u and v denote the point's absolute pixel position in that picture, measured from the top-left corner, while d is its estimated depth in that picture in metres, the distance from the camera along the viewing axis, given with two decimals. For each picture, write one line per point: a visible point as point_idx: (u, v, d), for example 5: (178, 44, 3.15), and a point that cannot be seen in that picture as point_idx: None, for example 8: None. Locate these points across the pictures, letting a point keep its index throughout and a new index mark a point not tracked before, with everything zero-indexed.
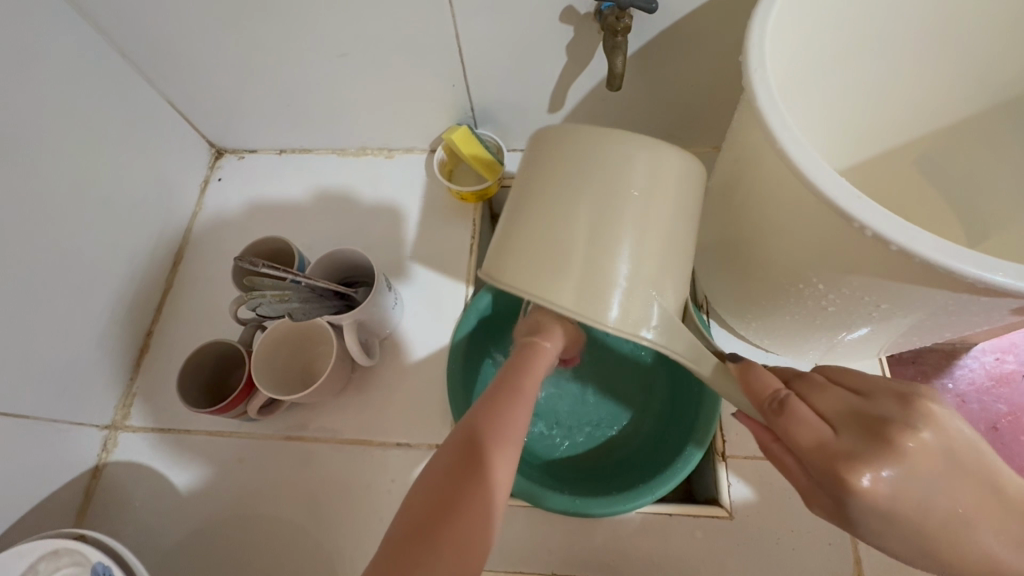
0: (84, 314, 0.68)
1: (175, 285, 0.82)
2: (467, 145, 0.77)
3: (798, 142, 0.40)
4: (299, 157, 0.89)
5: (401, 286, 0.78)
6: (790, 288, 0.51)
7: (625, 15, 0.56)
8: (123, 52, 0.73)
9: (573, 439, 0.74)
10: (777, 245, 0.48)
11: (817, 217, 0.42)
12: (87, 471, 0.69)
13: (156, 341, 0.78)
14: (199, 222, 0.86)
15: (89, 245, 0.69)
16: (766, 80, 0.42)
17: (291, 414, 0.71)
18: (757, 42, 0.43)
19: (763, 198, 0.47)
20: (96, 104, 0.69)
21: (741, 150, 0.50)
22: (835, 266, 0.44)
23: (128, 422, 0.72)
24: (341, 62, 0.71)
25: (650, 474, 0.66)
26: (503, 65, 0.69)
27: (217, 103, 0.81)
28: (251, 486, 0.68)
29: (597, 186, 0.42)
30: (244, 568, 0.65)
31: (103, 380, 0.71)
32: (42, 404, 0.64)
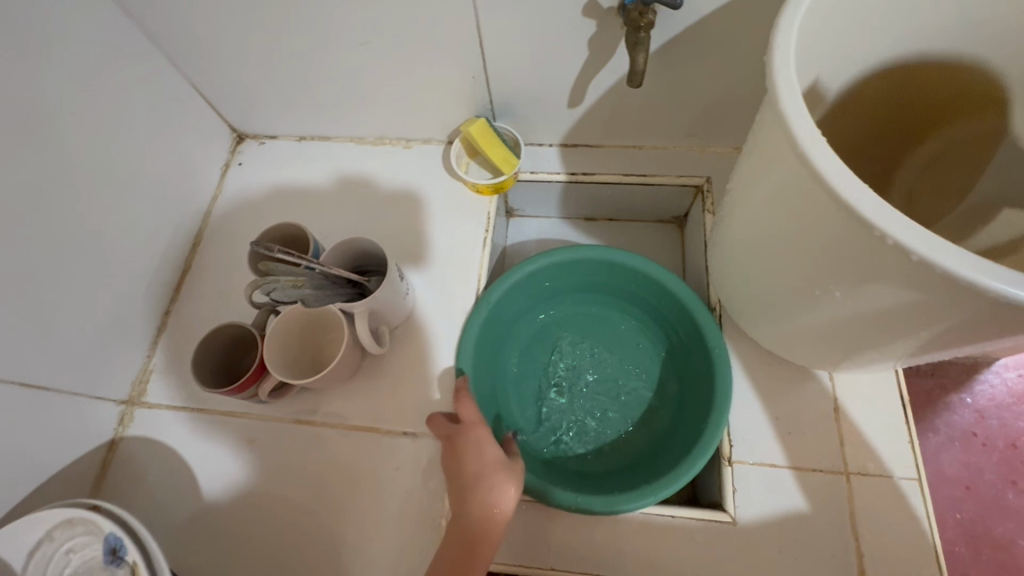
0: (105, 291, 0.70)
1: (194, 266, 0.83)
2: (485, 139, 0.78)
3: (824, 148, 0.40)
4: (318, 144, 0.89)
5: (412, 274, 0.78)
6: (805, 297, 0.51)
7: (649, 10, 0.55)
8: (150, 35, 0.74)
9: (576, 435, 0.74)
10: (795, 250, 0.48)
11: (838, 222, 0.41)
12: (104, 444, 0.71)
13: (174, 321, 0.80)
14: (219, 205, 0.87)
15: (112, 225, 0.70)
16: (794, 84, 0.42)
17: (301, 398, 0.72)
18: (783, 43, 0.44)
19: (777, 204, 0.48)
20: (123, 87, 0.71)
21: (757, 153, 0.50)
22: (852, 277, 0.44)
23: (145, 399, 0.74)
24: (362, 50, 0.71)
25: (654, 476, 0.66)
26: (523, 58, 0.69)
27: (240, 88, 0.81)
28: (260, 466, 0.70)
29: None
30: (251, 545, 0.66)
31: (121, 356, 0.73)
32: (61, 377, 0.65)
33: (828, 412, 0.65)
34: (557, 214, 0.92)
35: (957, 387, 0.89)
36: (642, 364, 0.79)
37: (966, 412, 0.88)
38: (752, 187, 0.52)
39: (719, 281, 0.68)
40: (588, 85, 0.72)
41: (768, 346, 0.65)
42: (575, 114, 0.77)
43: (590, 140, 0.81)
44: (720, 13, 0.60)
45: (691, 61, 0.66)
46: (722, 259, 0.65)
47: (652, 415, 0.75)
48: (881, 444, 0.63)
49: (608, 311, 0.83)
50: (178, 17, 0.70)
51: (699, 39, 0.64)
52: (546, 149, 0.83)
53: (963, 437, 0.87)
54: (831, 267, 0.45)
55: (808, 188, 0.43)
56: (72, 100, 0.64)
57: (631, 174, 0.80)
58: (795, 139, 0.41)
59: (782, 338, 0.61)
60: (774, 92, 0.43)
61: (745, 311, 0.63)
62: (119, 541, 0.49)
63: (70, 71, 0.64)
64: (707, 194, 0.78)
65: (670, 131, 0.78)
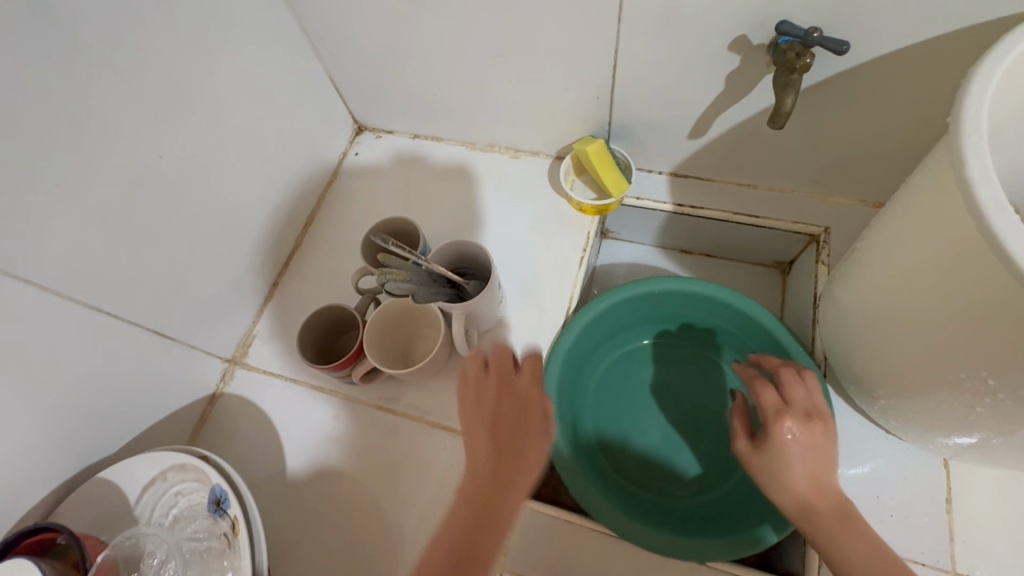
0: (229, 257, 0.76)
1: (304, 243, 0.89)
2: (600, 160, 0.77)
3: (1015, 226, 0.37)
4: (429, 143, 0.93)
5: (486, 235, 0.84)
6: (940, 376, 0.47)
7: (807, 53, 0.53)
8: (304, 28, 0.80)
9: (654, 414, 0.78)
10: (941, 327, 0.44)
11: (1012, 305, 0.38)
12: (207, 396, 0.77)
13: (280, 292, 0.85)
14: (333, 190, 0.93)
15: (244, 197, 0.76)
16: (984, 152, 0.39)
17: (387, 386, 0.75)
18: (975, 104, 0.40)
19: (929, 270, 0.45)
20: (272, 72, 0.77)
21: (914, 210, 0.47)
22: (1013, 365, 0.40)
23: (246, 360, 0.80)
24: (495, 61, 0.74)
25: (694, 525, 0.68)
26: (655, 85, 0.68)
27: (369, 84, 0.87)
28: (338, 443, 0.73)
29: (1007, 321, 0.39)
30: (320, 518, 0.69)
31: (231, 319, 0.79)
32: (186, 331, 0.72)
33: (938, 501, 0.59)
34: (651, 242, 0.92)
35: None
36: (674, 377, 0.80)
37: None
38: (897, 245, 0.49)
39: (827, 339, 0.63)
40: (716, 119, 0.70)
41: (881, 418, 0.60)
42: (694, 145, 0.75)
43: (703, 173, 0.79)
44: (879, 61, 0.57)
45: (835, 106, 0.63)
46: (833, 316, 0.61)
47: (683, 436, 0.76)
48: (996, 549, 0.57)
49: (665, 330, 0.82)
50: (331, 13, 0.75)
51: (849, 86, 0.61)
52: (654, 176, 0.82)
53: None
54: (988, 353, 0.41)
55: (985, 265, 0.39)
56: (229, 81, 0.71)
57: (743, 214, 0.78)
58: (980, 213, 0.38)
59: (899, 413, 0.56)
60: (959, 159, 0.40)
61: (857, 377, 0.59)
62: (224, 495, 0.56)
63: (232, 56, 0.70)
64: (823, 245, 0.74)
65: (794, 175, 0.75)
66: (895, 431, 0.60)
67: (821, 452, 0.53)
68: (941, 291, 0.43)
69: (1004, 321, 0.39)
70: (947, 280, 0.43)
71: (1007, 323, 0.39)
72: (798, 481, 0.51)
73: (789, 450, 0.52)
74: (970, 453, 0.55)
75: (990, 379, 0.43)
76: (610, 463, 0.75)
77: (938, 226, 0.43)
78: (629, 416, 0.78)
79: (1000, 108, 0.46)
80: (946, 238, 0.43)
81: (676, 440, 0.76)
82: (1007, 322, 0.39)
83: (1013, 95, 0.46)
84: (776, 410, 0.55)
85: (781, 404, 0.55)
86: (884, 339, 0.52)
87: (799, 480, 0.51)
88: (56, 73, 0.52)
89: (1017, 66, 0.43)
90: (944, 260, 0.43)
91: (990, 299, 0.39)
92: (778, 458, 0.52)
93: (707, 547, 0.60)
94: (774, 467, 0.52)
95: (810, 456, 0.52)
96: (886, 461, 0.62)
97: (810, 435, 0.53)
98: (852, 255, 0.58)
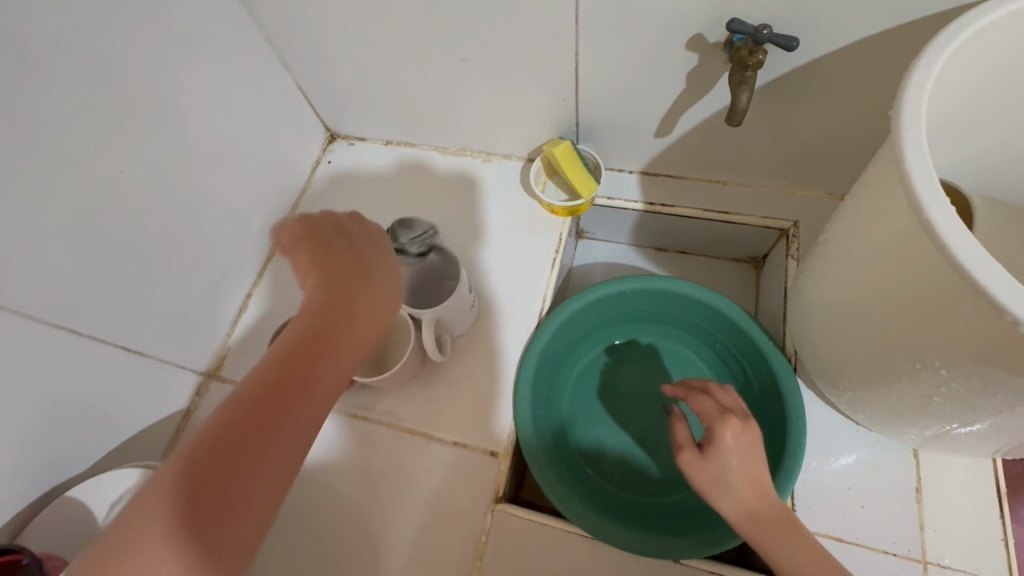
0: (200, 270, 0.76)
1: (278, 253, 0.88)
2: (568, 162, 0.77)
3: (952, 216, 0.37)
4: (402, 149, 0.93)
5: (460, 239, 0.84)
6: (897, 367, 0.47)
7: (759, 50, 0.54)
8: (270, 39, 0.80)
9: (631, 413, 0.78)
10: (895, 318, 0.45)
11: (954, 295, 0.38)
12: (181, 411, 0.76)
13: (255, 303, 0.85)
14: (306, 199, 0.93)
15: (214, 209, 0.76)
16: (923, 144, 0.40)
17: (361, 394, 0.75)
18: (914, 97, 0.41)
19: (879, 262, 0.45)
20: (239, 84, 0.77)
21: (865, 203, 0.47)
22: (962, 354, 0.40)
23: (221, 373, 0.79)
24: (460, 66, 0.74)
25: (669, 524, 0.68)
26: (618, 86, 0.68)
27: (339, 92, 0.87)
28: (315, 454, 0.72)
29: (951, 310, 0.39)
30: (297, 529, 0.69)
31: (204, 332, 0.78)
32: (157, 345, 0.71)
33: (909, 491, 0.60)
34: (627, 241, 0.92)
35: None
36: (652, 375, 0.80)
37: None
38: (852, 237, 0.49)
39: (796, 333, 0.64)
40: (680, 117, 0.70)
41: (849, 410, 0.61)
42: (662, 143, 0.75)
43: (673, 171, 0.80)
44: (833, 55, 0.57)
45: (795, 101, 0.64)
46: (800, 310, 0.61)
47: (661, 434, 0.76)
48: (968, 536, 0.57)
49: (641, 328, 0.82)
50: (295, 23, 0.75)
51: (806, 80, 0.61)
52: (625, 175, 0.83)
53: None
54: (938, 343, 0.42)
55: (928, 255, 0.39)
56: (195, 95, 0.71)
57: (713, 211, 0.78)
58: (920, 204, 0.38)
59: (865, 405, 0.56)
60: (897, 151, 0.40)
61: (823, 369, 0.59)
62: None
63: (196, 69, 0.70)
64: (792, 239, 0.74)
65: (761, 169, 0.75)
66: (865, 423, 0.60)
67: (756, 451, 0.52)
68: (892, 281, 0.44)
69: (948, 311, 0.39)
70: (894, 269, 0.43)
71: (951, 312, 0.39)
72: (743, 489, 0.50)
73: (733, 454, 0.51)
74: (936, 441, 0.55)
75: (943, 369, 0.43)
76: (588, 461, 0.76)
77: (884, 217, 0.44)
78: (606, 415, 0.78)
79: (944, 101, 0.47)
80: (892, 228, 0.43)
81: (653, 437, 0.76)
82: (950, 312, 0.39)
83: (957, 88, 0.47)
84: (717, 416, 0.54)
85: (721, 411, 0.55)
86: (844, 330, 0.52)
87: (745, 485, 0.51)
88: (11, 90, 0.51)
89: (955, 61, 0.44)
90: (891, 250, 0.43)
91: (934, 289, 0.40)
92: (723, 463, 0.51)
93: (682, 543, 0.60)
94: (722, 474, 0.51)
95: (751, 459, 0.52)
96: (857, 453, 0.62)
97: (749, 439, 0.52)
98: (815, 249, 0.59)
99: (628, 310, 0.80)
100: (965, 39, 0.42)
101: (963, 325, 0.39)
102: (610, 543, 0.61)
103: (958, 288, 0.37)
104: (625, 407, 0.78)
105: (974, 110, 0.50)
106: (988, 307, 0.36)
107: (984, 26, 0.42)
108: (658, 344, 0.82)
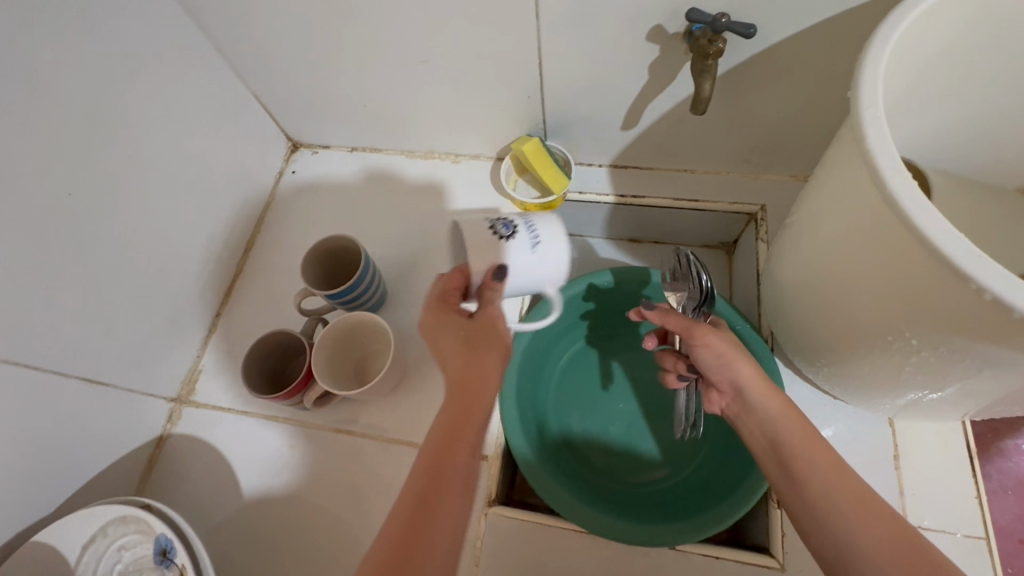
0: (164, 293, 0.72)
1: (245, 269, 0.85)
2: (538, 159, 0.77)
3: (913, 189, 0.39)
4: (368, 154, 0.92)
5: (435, 245, 0.83)
6: (870, 340, 0.49)
7: (718, 39, 0.55)
8: (222, 49, 0.77)
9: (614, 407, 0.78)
10: (865, 292, 0.46)
11: (919, 267, 0.39)
12: (153, 440, 0.73)
13: (223, 322, 0.82)
14: (271, 211, 0.90)
15: (174, 228, 0.73)
16: (881, 122, 0.41)
17: (342, 408, 0.73)
18: (869, 78, 0.42)
19: (847, 238, 0.46)
20: (192, 96, 0.74)
21: (830, 182, 0.48)
22: (929, 324, 0.42)
23: (193, 398, 0.76)
24: (422, 68, 0.72)
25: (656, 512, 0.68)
26: (582, 80, 0.69)
27: (298, 100, 0.84)
28: (299, 474, 0.70)
29: (917, 280, 0.40)
30: (284, 552, 0.67)
31: (171, 356, 0.75)
32: (121, 374, 0.68)
33: (887, 458, 0.62)
34: (600, 235, 0.93)
35: (1003, 435, 0.80)
36: (632, 367, 0.81)
37: None
38: (819, 216, 0.50)
39: (771, 314, 0.65)
40: (645, 109, 0.71)
41: (826, 385, 0.62)
42: (628, 135, 0.76)
43: (642, 162, 0.80)
44: (789, 42, 0.59)
45: (755, 88, 0.65)
46: (774, 291, 0.63)
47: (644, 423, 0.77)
48: (944, 498, 0.59)
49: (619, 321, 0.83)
50: (248, 31, 0.73)
51: (764, 67, 0.62)
52: (595, 169, 0.83)
53: (1020, 488, 0.77)
54: (906, 314, 0.43)
55: (892, 228, 0.41)
56: (146, 109, 0.67)
57: (683, 200, 0.79)
58: (883, 180, 0.39)
59: (840, 379, 0.58)
60: (859, 130, 0.41)
61: (800, 346, 0.60)
62: (170, 544, 0.54)
63: (144, 83, 0.67)
64: (761, 222, 0.76)
65: (727, 156, 0.76)
66: (841, 396, 0.62)
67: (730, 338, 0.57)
68: (859, 256, 0.45)
69: (913, 281, 0.40)
70: (860, 242, 0.44)
71: (917, 281, 0.40)
72: (743, 377, 0.54)
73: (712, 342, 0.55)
74: (909, 409, 0.57)
75: (914, 339, 0.44)
76: (574, 456, 0.75)
77: (849, 193, 0.45)
78: (589, 410, 0.79)
79: (896, 81, 0.49)
80: (857, 203, 0.44)
81: (636, 428, 0.76)
82: (917, 282, 0.40)
83: (907, 69, 0.48)
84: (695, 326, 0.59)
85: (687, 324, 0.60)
86: (818, 307, 0.53)
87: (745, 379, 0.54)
88: None
89: (905, 40, 0.45)
90: (858, 224, 0.44)
91: (900, 262, 0.41)
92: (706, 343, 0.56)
93: (672, 529, 0.60)
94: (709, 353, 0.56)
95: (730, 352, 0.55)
96: (835, 426, 0.64)
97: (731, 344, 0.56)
98: (785, 230, 0.60)
99: (607, 303, 0.80)
100: (913, 20, 0.44)
101: (931, 294, 0.40)
102: (592, 531, 0.61)
103: (923, 260, 0.39)
104: (608, 401, 0.79)
105: (923, 88, 0.52)
106: (954, 276, 0.37)
107: (930, 6, 0.43)
108: (637, 336, 0.83)
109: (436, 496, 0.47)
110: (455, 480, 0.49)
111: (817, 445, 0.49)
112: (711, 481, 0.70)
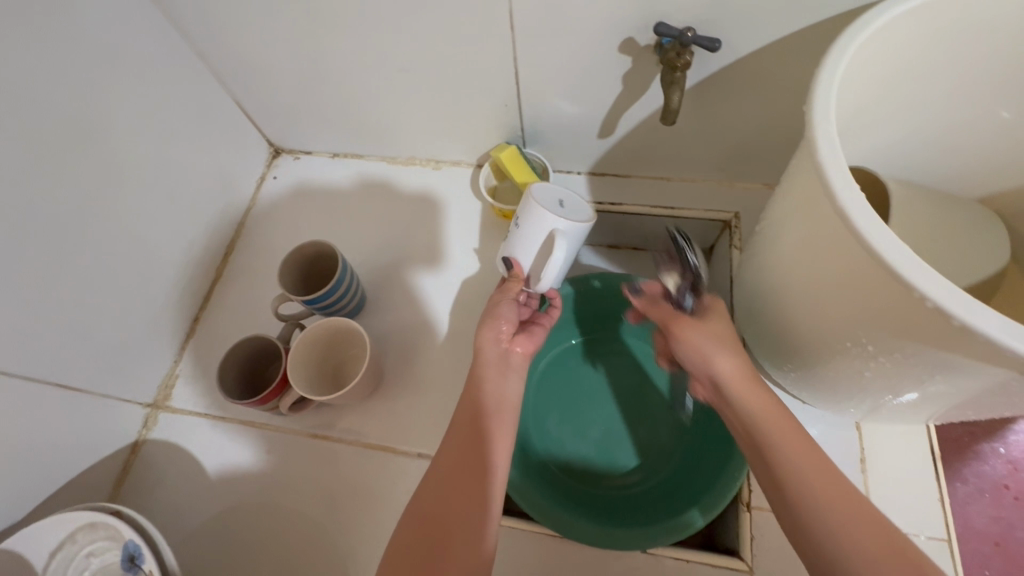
0: (141, 298, 0.72)
1: (225, 275, 0.85)
2: (515, 166, 0.77)
3: (861, 201, 0.40)
4: (349, 161, 0.92)
5: (414, 251, 0.83)
6: (830, 345, 0.50)
7: (685, 52, 0.57)
8: (202, 56, 0.78)
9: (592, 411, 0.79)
10: (823, 300, 0.47)
11: (868, 275, 0.41)
12: (128, 445, 0.73)
13: (202, 327, 0.81)
14: (252, 217, 0.90)
15: (153, 233, 0.73)
16: (833, 136, 0.42)
17: (320, 414, 0.73)
18: (824, 93, 0.43)
19: (805, 247, 0.47)
20: (173, 102, 0.74)
21: (790, 192, 0.50)
22: (882, 331, 0.43)
23: (169, 403, 0.76)
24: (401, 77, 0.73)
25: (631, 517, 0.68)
26: (558, 90, 0.70)
27: (279, 106, 0.85)
28: (276, 479, 0.70)
29: (868, 288, 0.41)
30: (260, 557, 0.67)
31: (148, 362, 0.75)
32: (96, 380, 0.68)
33: (854, 460, 0.63)
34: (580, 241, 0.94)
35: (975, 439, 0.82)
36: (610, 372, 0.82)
37: (997, 462, 0.80)
38: (782, 225, 0.52)
39: (742, 320, 0.66)
40: (620, 119, 0.72)
41: (795, 390, 0.63)
42: (605, 144, 0.77)
43: (620, 170, 0.82)
44: (757, 54, 0.60)
45: (726, 99, 0.67)
46: (744, 297, 0.64)
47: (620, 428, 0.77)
48: (909, 500, 0.61)
49: (598, 326, 0.84)
50: (229, 38, 0.73)
51: (733, 79, 0.64)
52: (574, 177, 0.84)
53: (992, 489, 0.79)
54: (861, 321, 0.44)
55: (843, 239, 0.42)
56: (125, 116, 0.67)
57: (659, 207, 0.80)
58: (833, 192, 0.41)
59: (807, 384, 0.59)
60: (812, 144, 0.42)
61: (769, 352, 0.62)
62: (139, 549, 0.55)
63: (123, 90, 0.67)
64: (735, 230, 0.77)
65: (702, 164, 0.78)
66: (809, 401, 0.64)
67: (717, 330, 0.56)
68: (817, 265, 0.46)
69: (865, 289, 0.42)
70: (817, 251, 0.46)
71: (868, 290, 0.42)
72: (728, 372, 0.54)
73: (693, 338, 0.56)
74: (873, 413, 0.59)
75: (869, 345, 0.46)
76: (551, 460, 0.76)
77: (806, 203, 0.47)
78: (568, 415, 0.79)
79: (855, 94, 0.50)
80: (813, 213, 0.45)
81: (614, 433, 0.77)
82: (869, 291, 0.42)
83: (866, 83, 0.50)
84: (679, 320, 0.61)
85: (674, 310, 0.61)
86: (783, 314, 0.54)
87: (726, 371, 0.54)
88: None
89: (862, 56, 0.47)
90: (815, 233, 0.46)
91: (852, 270, 0.42)
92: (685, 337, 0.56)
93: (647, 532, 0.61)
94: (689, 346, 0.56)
95: (711, 345, 0.55)
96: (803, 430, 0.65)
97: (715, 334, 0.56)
98: (753, 238, 0.61)
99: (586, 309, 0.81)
100: (868, 36, 0.45)
101: (880, 302, 0.41)
102: (568, 536, 0.61)
103: (872, 270, 0.40)
104: (586, 406, 0.79)
105: (884, 101, 0.53)
106: (899, 284, 0.38)
107: (884, 23, 0.45)
108: (615, 342, 0.84)
109: (473, 479, 0.50)
110: (490, 463, 0.51)
111: (802, 442, 0.49)
112: (685, 485, 0.70)
